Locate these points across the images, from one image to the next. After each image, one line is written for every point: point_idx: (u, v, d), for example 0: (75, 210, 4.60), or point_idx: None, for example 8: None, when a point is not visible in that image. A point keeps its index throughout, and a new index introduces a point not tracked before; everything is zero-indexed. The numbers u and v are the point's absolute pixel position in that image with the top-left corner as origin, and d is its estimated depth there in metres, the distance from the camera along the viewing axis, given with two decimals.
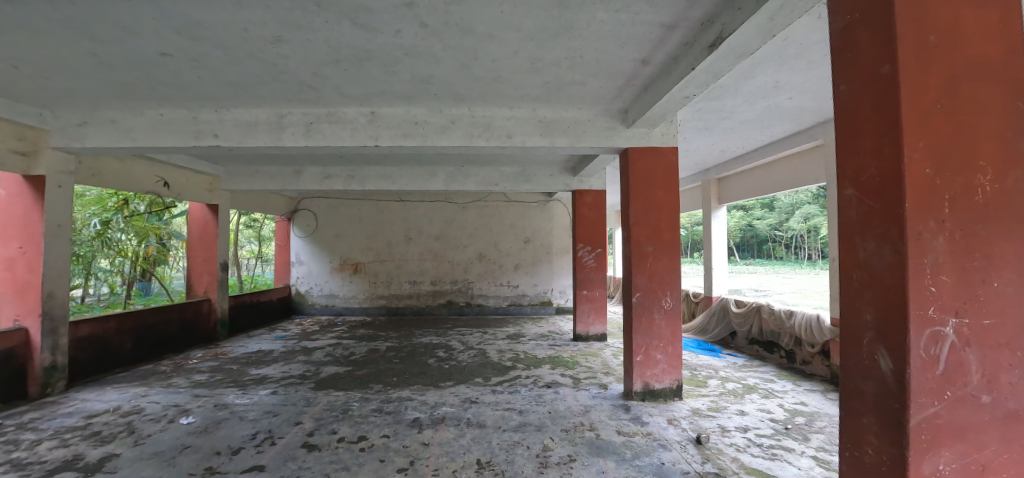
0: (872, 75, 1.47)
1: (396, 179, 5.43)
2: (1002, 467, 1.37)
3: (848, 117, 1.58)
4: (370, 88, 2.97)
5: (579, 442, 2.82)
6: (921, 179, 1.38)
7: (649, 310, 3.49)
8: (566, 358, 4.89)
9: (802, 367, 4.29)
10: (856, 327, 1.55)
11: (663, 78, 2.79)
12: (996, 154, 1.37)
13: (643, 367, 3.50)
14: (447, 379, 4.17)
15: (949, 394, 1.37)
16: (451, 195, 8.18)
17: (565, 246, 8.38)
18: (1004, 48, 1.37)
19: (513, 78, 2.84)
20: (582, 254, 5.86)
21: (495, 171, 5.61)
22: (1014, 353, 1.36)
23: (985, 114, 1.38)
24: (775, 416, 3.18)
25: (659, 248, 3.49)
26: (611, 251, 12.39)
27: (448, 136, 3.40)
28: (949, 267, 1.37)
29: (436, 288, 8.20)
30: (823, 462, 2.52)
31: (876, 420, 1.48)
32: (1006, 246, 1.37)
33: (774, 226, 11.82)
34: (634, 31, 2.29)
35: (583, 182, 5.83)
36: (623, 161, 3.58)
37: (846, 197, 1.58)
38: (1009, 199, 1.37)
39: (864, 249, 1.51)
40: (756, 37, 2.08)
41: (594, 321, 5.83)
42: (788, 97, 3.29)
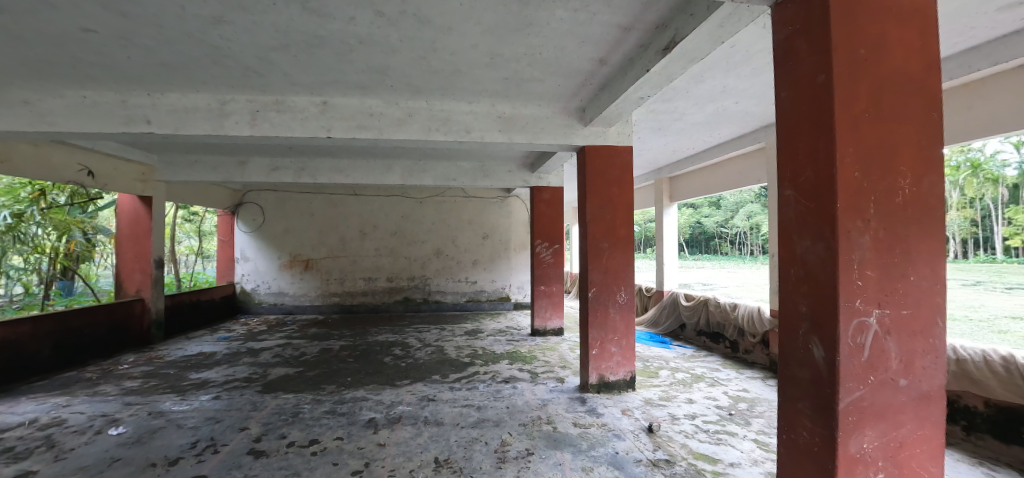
0: (811, 83, 1.57)
1: (350, 172, 5.26)
2: (915, 442, 1.53)
3: (788, 122, 1.68)
4: (321, 77, 2.84)
5: (537, 435, 2.85)
6: (850, 182, 1.49)
7: (604, 304, 3.58)
8: (524, 353, 4.94)
9: (745, 356, 4.57)
10: (793, 318, 1.66)
11: (619, 79, 2.86)
12: (912, 160, 1.52)
13: (599, 360, 3.59)
14: (405, 377, 4.09)
15: (873, 379, 1.50)
16: (408, 190, 8.02)
17: (523, 242, 8.46)
18: (921, 64, 1.52)
19: (472, 73, 2.81)
20: (540, 250, 5.91)
21: (453, 166, 5.54)
22: (925, 340, 1.51)
23: (905, 124, 1.52)
24: (720, 403, 3.36)
25: (615, 244, 3.59)
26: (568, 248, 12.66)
27: (404, 129, 3.32)
28: (873, 263, 1.50)
29: (392, 285, 8.01)
30: (763, 445, 2.69)
31: (810, 404, 1.60)
32: (918, 244, 1.52)
33: (720, 224, 12.53)
34: (592, 30, 2.33)
35: (541, 178, 5.89)
36: (580, 158, 3.64)
37: (786, 197, 1.69)
38: (923, 201, 1.52)
39: (801, 246, 1.62)
40: (706, 42, 2.17)
41: (552, 315, 5.92)
42: (735, 101, 3.47)
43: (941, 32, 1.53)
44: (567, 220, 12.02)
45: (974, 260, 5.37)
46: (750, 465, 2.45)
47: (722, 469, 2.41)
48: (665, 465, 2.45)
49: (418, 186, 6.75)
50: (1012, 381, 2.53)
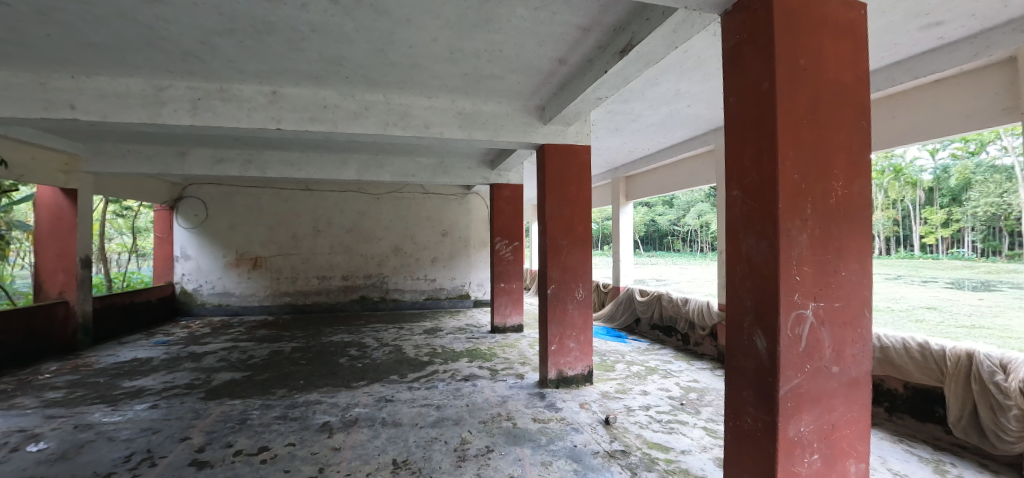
0: (755, 90, 1.66)
1: (302, 166, 5.02)
2: (845, 424, 1.67)
3: (735, 126, 1.77)
4: (271, 65, 2.70)
5: (497, 432, 2.85)
6: (790, 183, 1.59)
7: (563, 301, 3.64)
8: (483, 350, 4.92)
9: (694, 348, 4.79)
10: (739, 312, 1.75)
11: (578, 79, 2.90)
12: (843, 164, 1.65)
13: (557, 356, 3.64)
14: (361, 378, 3.98)
15: (809, 367, 1.62)
16: (365, 186, 7.80)
17: (484, 239, 8.46)
18: (849, 77, 1.65)
19: (431, 67, 2.76)
20: (500, 247, 5.92)
21: (411, 162, 5.44)
22: (852, 330, 1.66)
23: (837, 131, 1.64)
24: (672, 394, 3.50)
25: (573, 242, 3.65)
26: (528, 245, 12.79)
27: (360, 122, 3.21)
28: (810, 258, 1.61)
29: (348, 283, 7.77)
30: (711, 432, 2.83)
31: (753, 393, 1.69)
32: (848, 242, 1.66)
33: (672, 222, 13.06)
34: (552, 30, 2.35)
35: (501, 176, 5.90)
36: (540, 156, 3.67)
37: (732, 198, 1.78)
38: (851, 202, 1.66)
39: (746, 244, 1.71)
40: (661, 46, 2.24)
41: (511, 312, 5.95)
42: (687, 104, 3.61)
43: (867, 49, 1.68)
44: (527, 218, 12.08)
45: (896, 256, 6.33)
46: (699, 451, 2.57)
47: (674, 456, 2.52)
48: (620, 456, 2.53)
49: (374, 182, 6.58)
50: (927, 365, 2.78)
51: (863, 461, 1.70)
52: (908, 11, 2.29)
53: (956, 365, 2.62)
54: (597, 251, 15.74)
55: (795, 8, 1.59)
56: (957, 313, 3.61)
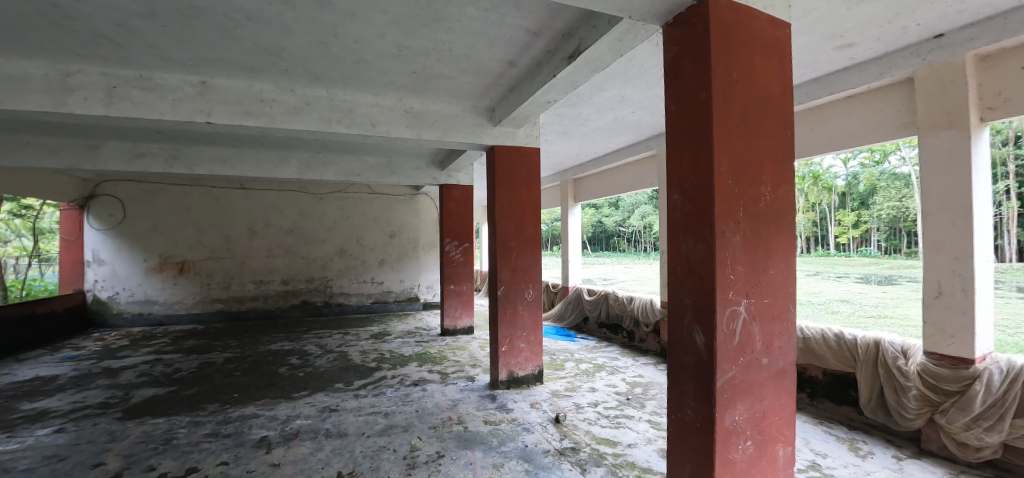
0: (693, 99, 1.75)
1: (236, 164, 4.70)
2: (774, 411, 1.81)
3: (675, 133, 1.85)
4: (200, 53, 2.50)
5: (447, 437, 2.81)
6: (725, 188, 1.69)
7: (513, 302, 3.66)
8: (433, 354, 4.84)
9: (639, 344, 4.98)
10: (679, 309, 1.84)
11: (527, 82, 2.94)
12: (771, 171, 1.79)
13: (508, 357, 3.64)
14: (302, 388, 3.77)
15: (742, 360, 1.73)
16: (306, 185, 7.44)
17: (433, 240, 8.35)
18: (775, 91, 1.80)
19: (378, 64, 2.68)
20: (450, 249, 5.82)
21: (357, 161, 5.27)
22: (779, 323, 1.81)
23: (765, 140, 1.77)
24: (619, 389, 3.62)
25: (523, 243, 3.68)
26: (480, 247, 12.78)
27: (301, 118, 3.05)
28: (743, 258, 1.73)
29: (288, 288, 7.37)
30: (655, 424, 2.95)
31: (693, 386, 1.78)
32: (774, 243, 1.81)
33: (619, 223, 13.58)
34: (502, 32, 2.36)
35: (451, 176, 5.85)
36: (490, 157, 3.67)
37: (672, 201, 1.86)
38: (778, 205, 1.81)
39: (686, 245, 1.79)
40: (607, 53, 2.32)
41: (462, 314, 5.89)
42: (631, 110, 3.77)
43: (791, 65, 1.84)
44: (478, 219, 12.07)
45: (815, 254, 7.21)
46: (644, 444, 2.67)
47: (621, 450, 2.60)
48: (570, 453, 2.57)
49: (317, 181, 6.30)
50: (842, 353, 3.05)
51: (789, 444, 1.85)
52: (825, 32, 2.52)
53: (866, 352, 2.90)
54: (546, 252, 16.04)
55: (728, 25, 1.70)
56: (865, 304, 4.00)
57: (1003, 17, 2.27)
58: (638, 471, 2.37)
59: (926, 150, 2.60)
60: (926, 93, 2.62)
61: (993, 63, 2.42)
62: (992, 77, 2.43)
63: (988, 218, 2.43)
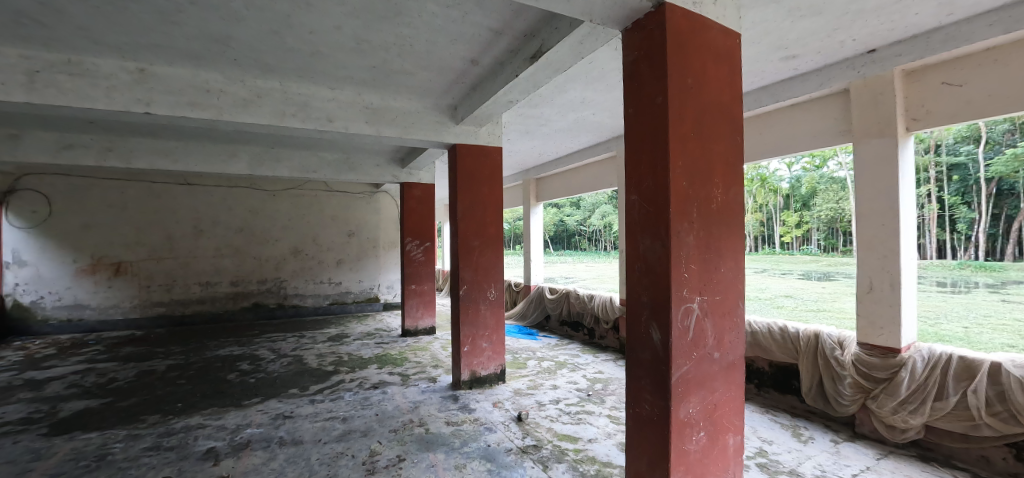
0: (651, 103, 1.80)
1: (179, 157, 4.39)
2: (725, 402, 1.89)
3: (633, 135, 1.90)
4: (139, 38, 2.33)
5: (408, 440, 2.75)
6: (680, 190, 1.75)
7: (475, 302, 3.64)
8: (394, 355, 4.74)
9: (600, 341, 5.09)
10: (637, 306, 1.90)
11: (489, 81, 2.94)
12: (722, 175, 1.88)
13: (470, 357, 3.62)
14: (254, 395, 3.59)
15: (696, 355, 1.80)
16: (257, 181, 7.10)
17: (394, 239, 8.19)
18: (726, 98, 1.88)
19: (335, 57, 2.60)
20: (411, 248, 5.72)
21: (313, 157, 5.08)
22: (729, 318, 1.90)
23: (717, 145, 1.86)
24: (580, 386, 3.68)
25: (485, 242, 3.67)
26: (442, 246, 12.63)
27: (251, 110, 2.91)
28: (696, 257, 1.80)
29: (238, 290, 7.01)
30: (615, 419, 3.02)
31: (650, 381, 1.83)
32: (725, 242, 1.89)
33: (580, 222, 13.82)
34: (464, 30, 2.34)
35: (412, 175, 5.75)
36: (452, 156, 3.64)
37: (630, 202, 1.91)
38: (728, 206, 1.90)
39: (643, 245, 1.84)
40: (568, 55, 2.35)
41: (423, 315, 5.81)
42: (592, 112, 3.85)
43: (740, 73, 1.93)
44: (440, 217, 11.94)
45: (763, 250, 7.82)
46: (604, 438, 2.73)
47: (582, 445, 2.64)
48: (533, 450, 2.58)
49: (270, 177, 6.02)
50: (785, 345, 3.23)
51: (739, 434, 1.94)
52: (771, 43, 2.67)
53: (807, 344, 3.08)
54: (508, 251, 16.13)
55: (683, 33, 1.76)
56: (806, 299, 4.27)
57: (926, 37, 2.50)
58: (598, 466, 2.42)
59: (860, 156, 2.80)
60: (859, 103, 2.82)
61: (919, 78, 2.66)
62: (916, 91, 2.66)
63: (911, 219, 2.65)
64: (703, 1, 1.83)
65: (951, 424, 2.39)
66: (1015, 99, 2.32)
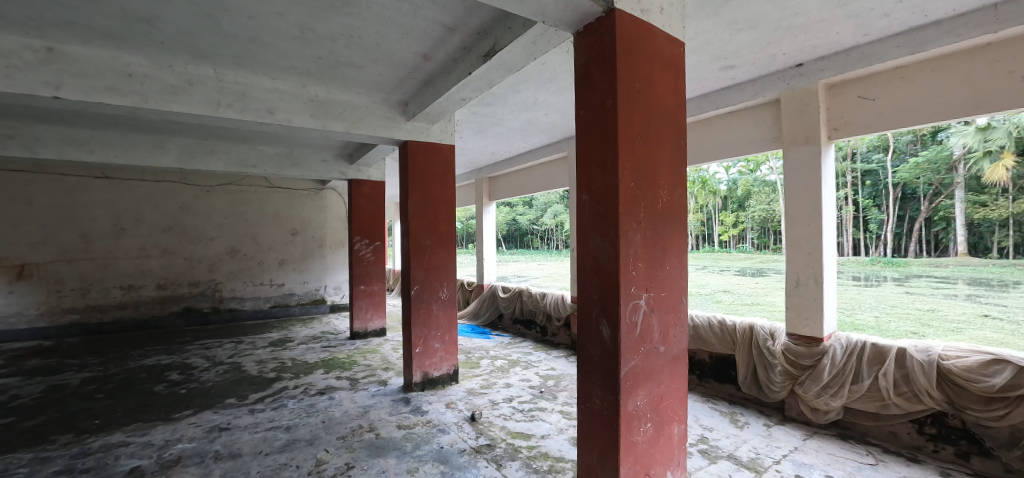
0: (601, 106, 1.84)
1: (95, 147, 3.96)
2: (670, 393, 1.98)
3: (584, 136, 1.95)
4: (44, 13, 2.09)
5: (357, 446, 2.65)
6: (628, 191, 1.81)
7: (427, 302, 3.58)
8: (342, 359, 4.56)
9: (552, 338, 5.17)
10: (587, 304, 1.94)
11: (442, 77, 2.90)
12: (667, 176, 1.96)
13: (422, 358, 3.55)
14: (185, 407, 3.32)
15: (643, 350, 1.87)
16: (189, 176, 6.60)
17: (341, 238, 7.94)
18: (671, 104, 1.98)
19: (277, 45, 2.46)
20: (359, 247, 5.56)
21: (252, 150, 4.79)
22: (673, 313, 1.99)
23: (663, 148, 1.94)
24: (533, 383, 3.71)
25: (437, 242, 3.62)
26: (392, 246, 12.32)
27: (180, 99, 2.70)
28: (643, 255, 1.87)
29: (167, 294, 6.48)
30: (566, 414, 3.08)
31: (600, 376, 1.88)
32: (670, 240, 1.98)
33: (533, 221, 14.01)
34: (416, 24, 2.29)
35: (361, 171, 5.56)
36: (403, 153, 3.56)
37: (581, 201, 1.95)
38: (672, 207, 1.99)
39: (593, 243, 1.89)
40: (521, 55, 2.37)
41: (373, 316, 5.64)
42: (544, 113, 3.90)
43: (684, 80, 2.03)
44: (391, 216, 11.68)
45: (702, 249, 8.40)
46: (557, 433, 2.78)
47: (535, 442, 2.67)
48: (486, 450, 2.58)
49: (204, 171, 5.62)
50: (723, 337, 3.43)
51: (683, 423, 2.03)
52: (711, 53, 2.83)
53: (743, 335, 3.29)
54: (462, 249, 16.08)
55: (632, 38, 1.82)
56: (741, 294, 4.56)
57: (845, 54, 2.75)
58: (551, 461, 2.45)
59: (789, 161, 3.02)
60: (788, 112, 3.05)
61: (838, 91, 2.92)
62: (837, 103, 2.93)
63: (831, 219, 2.90)
64: (649, 9, 1.90)
65: (865, 405, 2.64)
66: (916, 115, 2.63)
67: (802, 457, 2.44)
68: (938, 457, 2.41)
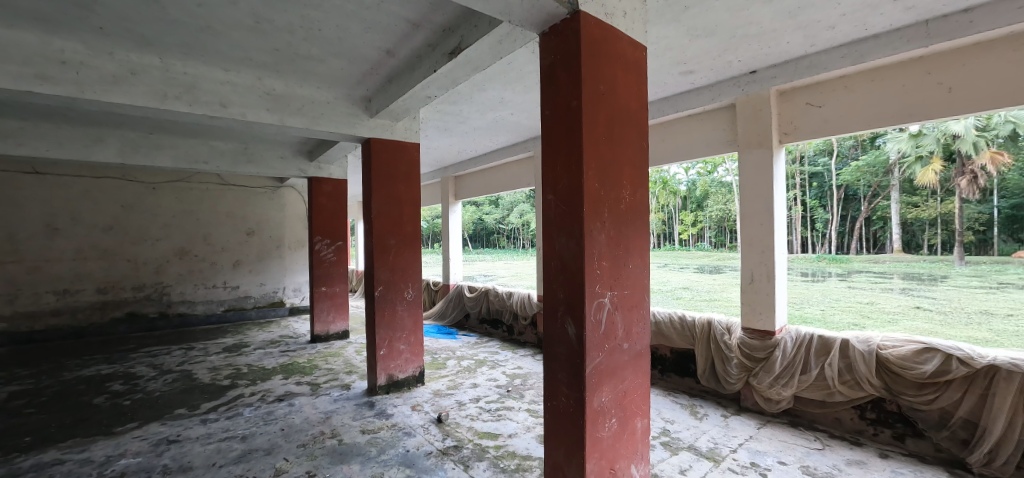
0: (566, 107, 1.86)
1: (22, 139, 3.64)
2: (634, 388, 2.03)
3: (550, 136, 1.97)
4: None
5: (319, 454, 2.56)
6: (593, 191, 1.85)
7: (391, 303, 3.51)
8: (302, 363, 4.40)
9: (518, 337, 5.20)
10: (553, 302, 1.96)
11: (406, 74, 2.86)
12: (630, 177, 2.01)
13: (387, 360, 3.48)
14: (128, 420, 3.11)
15: (608, 347, 1.91)
16: (132, 172, 6.19)
17: (300, 238, 7.68)
18: (634, 107, 2.03)
19: (230, 35, 2.35)
20: (321, 247, 5.38)
21: (202, 145, 4.54)
22: (636, 310, 2.05)
23: (626, 149, 1.99)
24: (499, 382, 3.71)
25: (401, 242, 3.56)
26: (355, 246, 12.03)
27: (122, 89, 2.53)
28: (607, 254, 1.91)
29: (109, 299, 6.06)
30: (533, 412, 3.10)
31: (566, 374, 1.90)
32: (633, 239, 2.04)
33: (499, 220, 14.07)
34: (379, 18, 2.25)
35: (322, 169, 5.39)
36: (366, 151, 3.48)
37: (547, 201, 1.97)
38: (635, 206, 2.04)
39: (559, 243, 1.91)
40: (487, 54, 2.37)
41: (335, 318, 5.49)
42: (510, 112, 3.92)
43: (645, 83, 2.09)
44: (353, 215, 11.40)
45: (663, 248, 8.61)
46: (524, 432, 2.78)
47: (502, 441, 2.66)
48: (453, 451, 2.55)
49: (149, 167, 5.29)
50: (683, 332, 3.55)
51: (646, 417, 2.09)
52: (671, 58, 2.92)
53: (701, 330, 3.41)
54: (428, 249, 15.90)
55: (596, 41, 1.86)
56: (699, 290, 4.74)
57: (795, 63, 2.92)
58: (518, 460, 2.46)
59: (744, 164, 3.17)
60: (743, 116, 3.20)
61: (788, 98, 3.09)
62: (788, 109, 3.09)
63: (781, 217, 3.06)
64: (613, 13, 1.95)
65: (813, 393, 2.80)
66: (858, 122, 2.82)
67: (756, 445, 2.56)
68: (877, 439, 2.59)
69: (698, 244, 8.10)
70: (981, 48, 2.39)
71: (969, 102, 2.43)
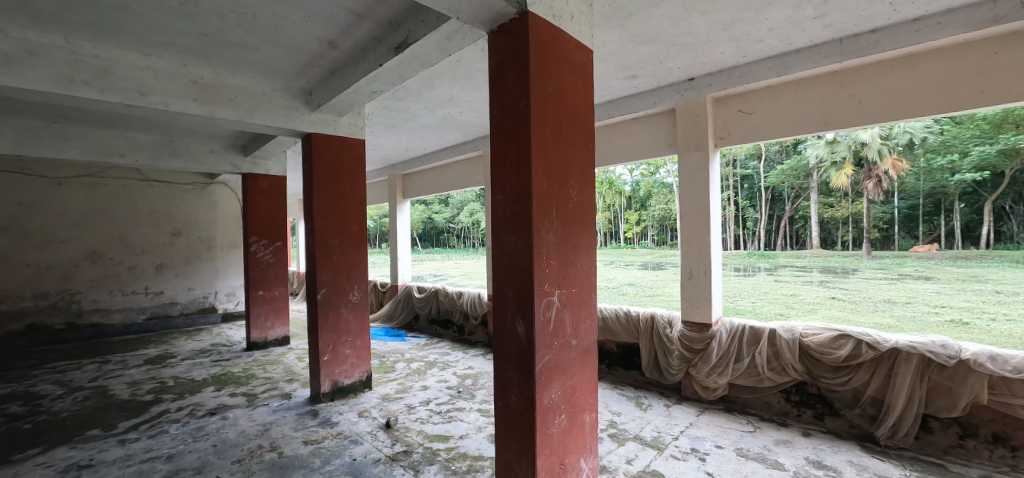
0: (515, 107, 1.88)
1: None
2: (582, 384, 2.08)
3: (498, 135, 1.97)
4: None
5: (256, 469, 2.41)
6: (541, 190, 1.87)
7: (336, 306, 3.38)
8: (236, 373, 4.12)
9: (469, 337, 5.17)
10: (502, 301, 1.97)
11: (349, 67, 2.77)
12: (577, 177, 2.07)
13: (332, 366, 3.34)
14: (29, 445, 2.76)
15: (557, 344, 1.94)
16: (33, 165, 5.53)
17: (235, 239, 7.21)
18: (580, 109, 2.08)
19: (150, 16, 2.17)
20: (258, 248, 5.06)
21: (118, 137, 4.14)
22: (584, 307, 2.10)
23: (573, 150, 2.04)
24: (450, 383, 3.67)
25: (346, 242, 3.43)
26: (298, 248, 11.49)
27: (17, 70, 2.26)
28: (555, 253, 1.95)
29: (5, 309, 5.36)
30: (484, 411, 3.09)
31: (516, 373, 1.91)
32: (580, 238, 2.09)
33: (449, 219, 13.95)
34: (319, 8, 2.16)
35: (258, 165, 5.08)
36: (308, 147, 3.33)
37: (496, 200, 1.97)
38: (582, 206, 2.10)
39: (509, 242, 1.92)
40: (433, 50, 2.35)
41: (274, 324, 5.22)
42: (459, 110, 3.90)
43: (592, 86, 2.15)
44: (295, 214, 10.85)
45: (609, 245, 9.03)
46: (475, 432, 2.77)
47: (453, 443, 2.64)
48: (402, 457, 2.49)
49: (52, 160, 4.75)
50: (628, 326, 3.68)
51: (594, 411, 2.15)
52: (616, 62, 3.04)
53: (645, 324, 3.56)
54: (375, 249, 15.46)
55: (544, 42, 1.89)
56: (643, 286, 4.95)
57: (727, 72, 3.13)
58: (469, 460, 2.44)
59: (683, 166, 3.35)
60: (682, 120, 3.38)
61: (721, 105, 3.32)
62: (721, 115, 3.31)
63: (716, 214, 3.27)
64: (561, 16, 1.99)
65: (744, 380, 3.01)
66: (782, 128, 3.07)
67: (695, 431, 2.71)
68: (800, 420, 2.82)
69: (642, 242, 8.80)
70: (885, 66, 2.68)
71: (874, 113, 2.72)
